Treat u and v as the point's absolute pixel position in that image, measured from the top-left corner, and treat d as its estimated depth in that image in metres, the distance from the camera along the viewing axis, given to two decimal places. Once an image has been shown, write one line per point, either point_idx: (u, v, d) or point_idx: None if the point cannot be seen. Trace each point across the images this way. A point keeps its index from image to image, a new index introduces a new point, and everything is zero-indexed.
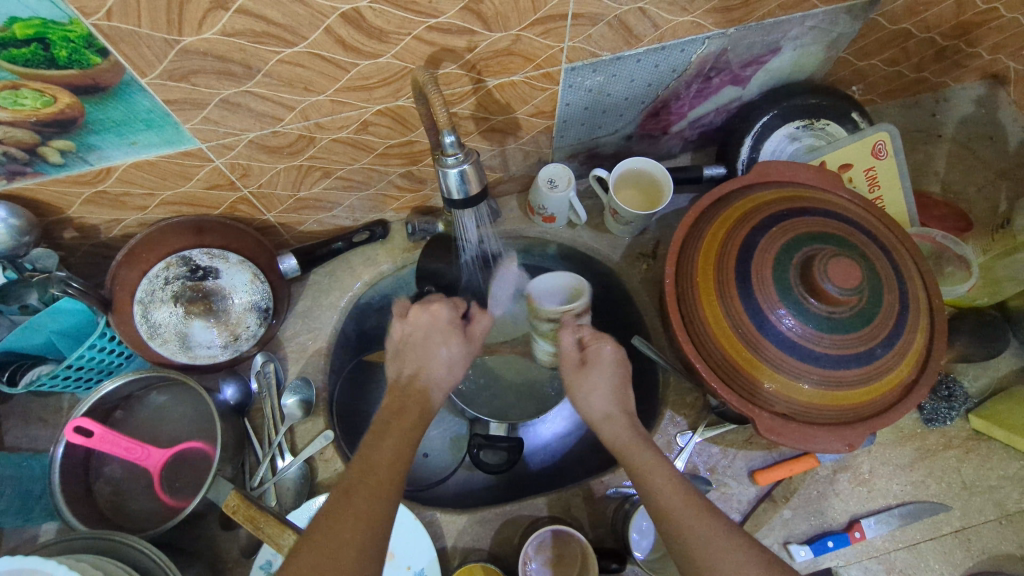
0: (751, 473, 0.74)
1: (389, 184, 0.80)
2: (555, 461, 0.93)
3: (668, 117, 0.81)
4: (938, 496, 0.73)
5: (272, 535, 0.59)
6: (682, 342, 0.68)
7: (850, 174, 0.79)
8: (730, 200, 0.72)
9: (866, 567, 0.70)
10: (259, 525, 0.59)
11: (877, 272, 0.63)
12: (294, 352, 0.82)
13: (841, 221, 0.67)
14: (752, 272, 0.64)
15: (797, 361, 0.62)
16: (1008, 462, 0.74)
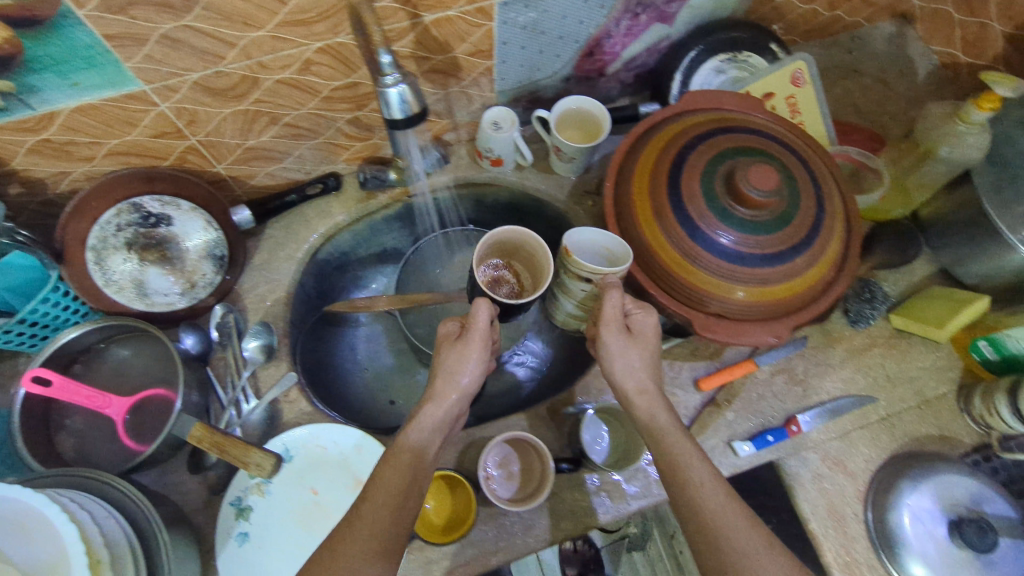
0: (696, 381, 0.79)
1: (337, 132, 0.82)
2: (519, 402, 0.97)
3: (603, 57, 0.86)
4: (865, 389, 0.79)
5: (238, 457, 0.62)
6: (622, 257, 0.72)
7: (774, 103, 0.85)
8: (662, 126, 0.76)
9: (804, 457, 0.76)
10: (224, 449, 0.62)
11: (795, 179, 0.68)
12: (253, 302, 0.84)
13: (762, 137, 0.72)
14: (683, 186, 0.69)
15: (726, 264, 0.67)
16: (925, 354, 0.81)
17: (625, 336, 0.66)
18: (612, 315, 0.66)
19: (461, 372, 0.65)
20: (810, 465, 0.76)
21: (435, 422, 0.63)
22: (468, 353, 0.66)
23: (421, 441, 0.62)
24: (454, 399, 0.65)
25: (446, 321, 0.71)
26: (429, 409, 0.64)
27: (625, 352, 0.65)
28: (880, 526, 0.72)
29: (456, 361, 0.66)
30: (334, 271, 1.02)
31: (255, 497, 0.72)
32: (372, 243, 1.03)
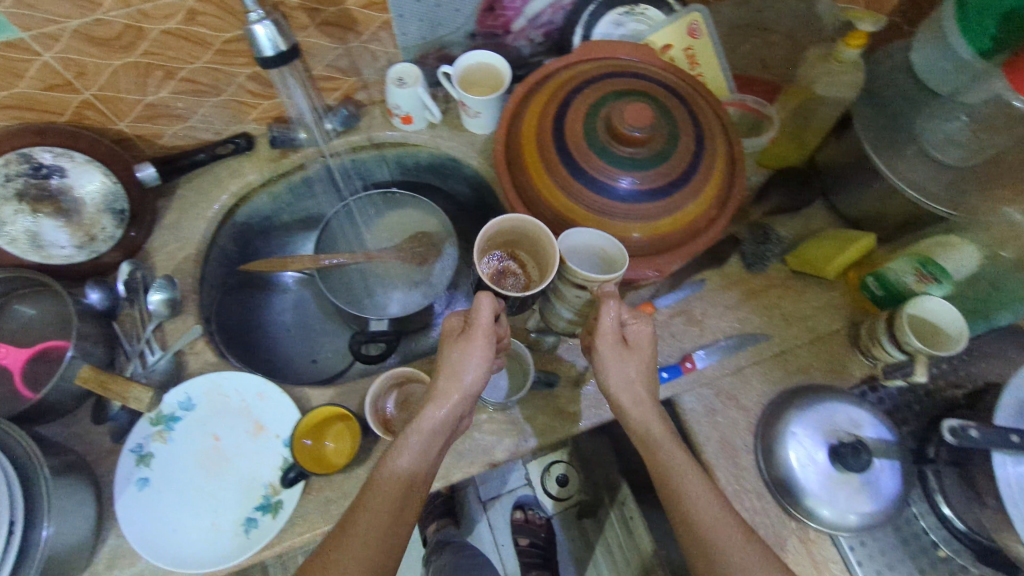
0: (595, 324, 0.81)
1: (240, 89, 0.83)
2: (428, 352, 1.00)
3: (504, 13, 0.87)
4: (760, 328, 0.82)
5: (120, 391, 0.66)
6: (511, 200, 0.75)
7: (672, 54, 0.87)
8: (556, 72, 0.78)
9: (699, 393, 0.79)
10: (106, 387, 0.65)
11: (674, 118, 0.70)
12: (163, 260, 0.85)
13: (647, 80, 0.74)
14: (566, 128, 0.71)
15: (604, 201, 0.69)
16: (820, 293, 0.84)
17: (621, 348, 0.66)
18: (609, 329, 0.65)
19: (463, 371, 0.62)
20: (703, 401, 0.78)
21: (435, 425, 0.61)
22: (471, 351, 0.63)
23: (414, 450, 0.61)
24: (456, 400, 0.62)
25: (451, 318, 0.67)
26: (422, 423, 0.61)
27: (621, 363, 0.66)
28: (767, 454, 0.74)
29: (459, 361, 0.63)
30: (257, 235, 1.03)
31: (157, 444, 0.74)
32: (296, 208, 1.05)
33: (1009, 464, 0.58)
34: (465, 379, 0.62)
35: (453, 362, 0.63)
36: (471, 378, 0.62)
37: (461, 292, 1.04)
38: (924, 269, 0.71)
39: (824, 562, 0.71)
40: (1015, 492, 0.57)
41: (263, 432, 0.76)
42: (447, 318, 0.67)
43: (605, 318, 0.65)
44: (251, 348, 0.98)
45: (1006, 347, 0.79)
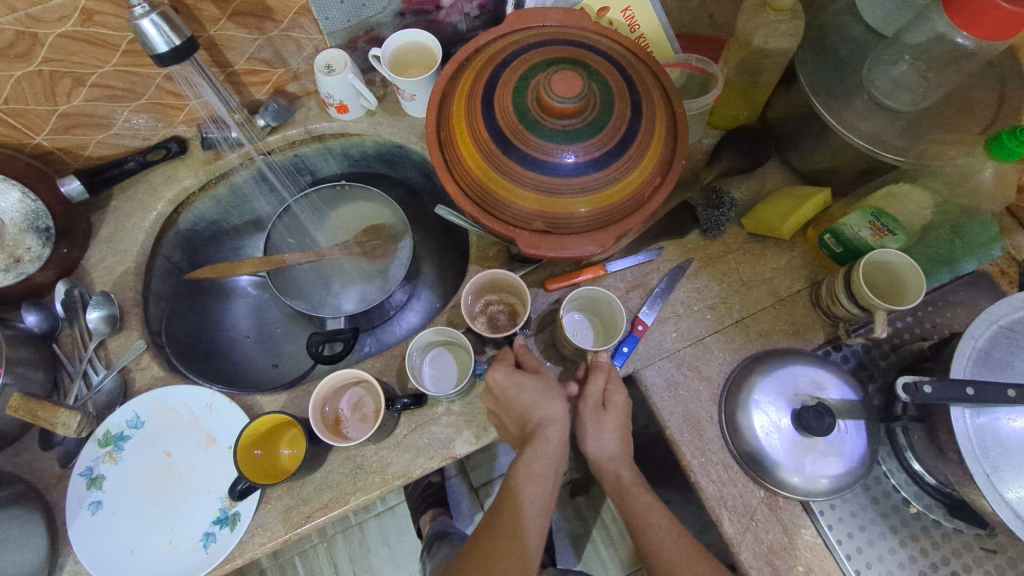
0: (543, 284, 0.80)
1: (159, 90, 0.79)
2: (388, 345, 0.96)
3: None
4: (719, 295, 0.80)
5: (48, 417, 0.66)
6: (447, 185, 0.71)
7: (610, 17, 0.84)
8: (484, 47, 0.74)
9: (660, 367, 0.77)
10: (37, 414, 0.65)
11: (608, 84, 0.67)
12: (101, 276, 0.82)
13: (578, 46, 0.70)
14: (496, 103, 0.67)
15: (542, 177, 0.66)
16: (780, 254, 0.81)
17: (599, 412, 0.69)
18: (592, 394, 0.68)
19: (540, 407, 0.67)
20: (664, 374, 0.76)
21: (541, 447, 0.67)
22: (547, 381, 0.68)
23: (536, 478, 0.66)
24: (554, 432, 0.67)
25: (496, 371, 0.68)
26: (533, 457, 0.66)
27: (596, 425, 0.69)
28: (730, 423, 0.71)
29: (542, 393, 0.67)
30: (206, 242, 1.00)
31: (106, 465, 0.72)
32: (245, 210, 1.01)
33: (968, 416, 0.56)
34: (555, 413, 0.68)
35: (542, 391, 0.68)
36: (558, 410, 0.68)
37: (424, 282, 1.01)
38: (877, 220, 0.69)
39: (794, 529, 0.68)
40: (975, 441, 0.55)
41: (215, 444, 0.74)
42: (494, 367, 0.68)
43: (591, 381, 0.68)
44: (208, 356, 0.95)
45: (976, 294, 0.76)
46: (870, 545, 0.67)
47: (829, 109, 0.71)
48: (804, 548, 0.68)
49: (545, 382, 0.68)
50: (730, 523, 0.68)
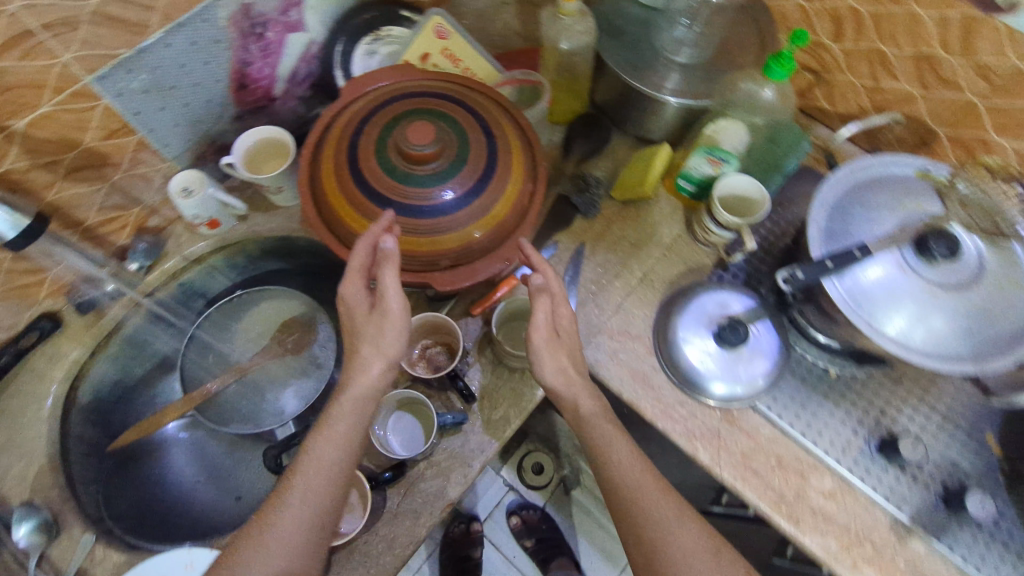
0: (467, 310, 0.84)
1: (11, 273, 0.76)
2: None
3: (258, 84, 0.85)
4: (619, 263, 0.88)
5: None
6: (348, 259, 0.73)
7: (433, 61, 0.92)
8: (332, 124, 0.77)
9: (598, 343, 0.83)
10: None
11: (456, 121, 0.73)
12: (13, 486, 0.75)
13: (418, 97, 0.76)
14: (364, 171, 0.71)
15: (431, 221, 0.70)
16: (652, 210, 0.91)
17: (552, 339, 0.70)
18: (542, 321, 0.69)
19: (365, 348, 0.67)
20: (602, 348, 0.82)
21: (359, 393, 0.66)
22: (385, 326, 0.66)
23: (329, 435, 0.64)
24: (360, 387, 0.66)
25: (349, 283, 0.68)
26: (319, 437, 0.64)
27: (553, 355, 0.69)
28: (670, 364, 0.79)
29: (376, 337, 0.66)
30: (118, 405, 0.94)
31: None
32: (145, 357, 0.96)
33: (835, 283, 0.66)
34: (371, 370, 0.66)
35: (373, 336, 0.66)
36: (380, 366, 0.67)
37: None
38: (711, 155, 0.81)
39: (755, 430, 0.76)
40: (850, 302, 0.65)
41: None
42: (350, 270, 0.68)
43: (539, 312, 0.69)
44: (164, 521, 0.88)
45: (808, 184, 0.91)
46: (815, 418, 0.76)
47: (639, 80, 0.83)
48: (771, 442, 0.76)
49: (383, 319, 0.67)
50: (705, 445, 0.76)
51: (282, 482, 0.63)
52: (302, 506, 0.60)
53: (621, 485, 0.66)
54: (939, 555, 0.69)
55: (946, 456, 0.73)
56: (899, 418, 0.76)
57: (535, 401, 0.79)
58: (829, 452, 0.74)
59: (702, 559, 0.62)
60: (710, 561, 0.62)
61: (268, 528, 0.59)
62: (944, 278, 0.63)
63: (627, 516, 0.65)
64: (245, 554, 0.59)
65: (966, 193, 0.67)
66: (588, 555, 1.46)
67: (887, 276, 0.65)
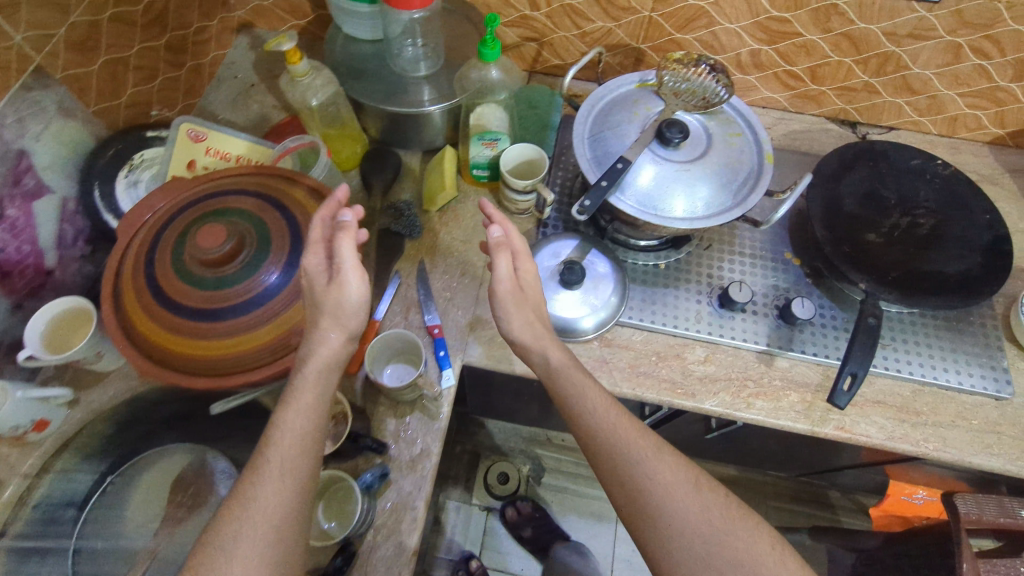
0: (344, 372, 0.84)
1: None
2: None
3: (21, 265, 0.79)
4: (460, 263, 0.94)
5: None
6: (200, 386, 0.69)
7: (202, 164, 0.91)
8: (120, 268, 0.73)
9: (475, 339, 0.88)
10: None
11: (244, 209, 0.75)
12: None
13: (196, 204, 0.76)
14: (171, 293, 0.69)
15: (264, 307, 0.70)
16: (465, 206, 0.99)
17: (516, 293, 0.75)
18: (504, 277, 0.74)
19: (324, 320, 0.67)
20: (481, 342, 0.87)
21: (322, 362, 0.66)
22: (345, 295, 0.67)
23: (295, 404, 0.64)
24: (321, 357, 0.67)
25: (310, 254, 0.69)
26: (288, 410, 0.64)
27: (520, 310, 0.74)
28: None
29: (337, 308, 0.66)
30: None
31: None
32: None
33: (619, 195, 0.77)
34: (330, 340, 0.67)
35: (332, 307, 0.66)
36: (338, 336, 0.67)
37: None
38: (484, 139, 0.89)
39: (629, 341, 0.86)
40: (636, 206, 0.76)
41: None
42: (309, 243, 0.69)
43: (502, 265, 0.73)
44: None
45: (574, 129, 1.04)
46: (665, 306, 0.87)
47: (396, 105, 0.90)
48: (646, 344, 0.85)
49: (343, 284, 0.67)
50: (602, 374, 0.83)
51: (256, 454, 0.62)
52: (285, 473, 0.60)
53: (602, 437, 0.68)
54: (800, 361, 0.83)
55: (767, 283, 0.88)
56: (724, 272, 0.89)
57: (445, 416, 0.82)
58: (687, 326, 0.85)
59: (684, 496, 0.64)
60: (689, 494, 0.64)
61: (250, 497, 0.58)
62: (687, 155, 0.78)
63: (615, 468, 0.67)
64: (230, 525, 0.57)
65: (671, 83, 0.83)
66: (580, 526, 1.56)
67: (650, 173, 0.77)
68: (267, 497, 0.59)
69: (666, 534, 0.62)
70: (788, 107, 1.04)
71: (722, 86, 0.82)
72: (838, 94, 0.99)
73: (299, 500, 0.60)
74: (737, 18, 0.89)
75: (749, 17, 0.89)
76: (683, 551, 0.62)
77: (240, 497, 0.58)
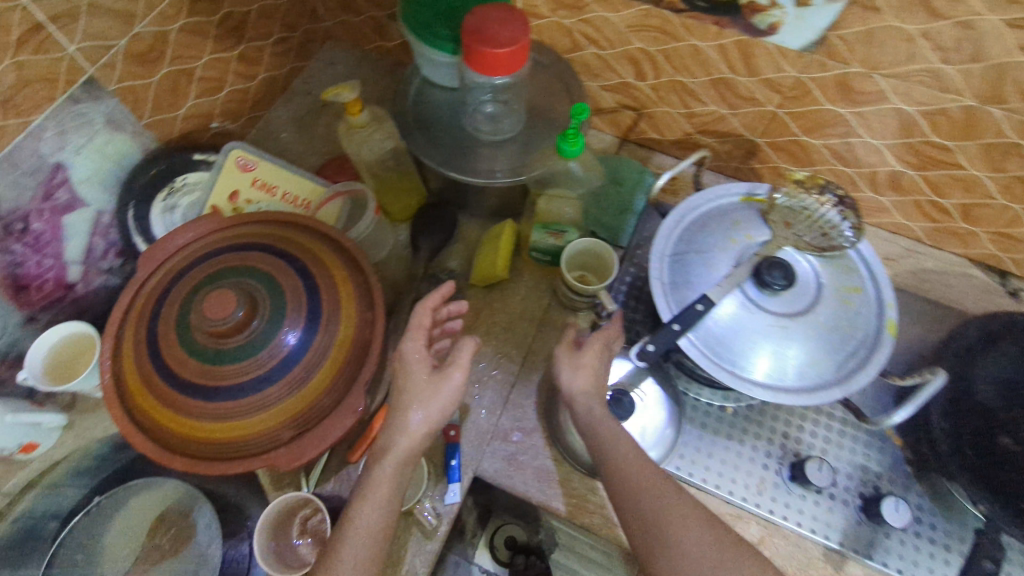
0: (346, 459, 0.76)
1: None
2: None
3: (42, 281, 0.75)
4: (497, 353, 0.83)
5: None
6: (177, 464, 0.63)
7: (245, 197, 0.84)
8: (126, 308, 0.67)
9: (495, 450, 0.77)
10: None
11: (264, 271, 0.67)
12: None
13: (217, 254, 0.68)
14: (167, 356, 0.63)
15: (259, 394, 0.63)
16: (516, 286, 0.88)
17: (573, 354, 0.66)
18: (564, 339, 0.68)
19: (416, 406, 0.62)
20: (500, 455, 0.76)
21: (405, 454, 0.61)
22: (440, 389, 0.63)
23: (368, 500, 0.59)
24: (399, 449, 0.61)
25: (411, 340, 0.66)
26: (362, 502, 0.59)
27: (576, 369, 0.65)
28: (569, 453, 0.75)
29: (433, 398, 0.62)
30: None
31: None
32: None
33: (693, 338, 0.63)
34: (413, 429, 0.61)
35: (428, 397, 0.62)
36: (424, 427, 0.62)
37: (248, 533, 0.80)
38: (548, 229, 0.80)
39: None
40: (710, 355, 0.63)
41: None
42: (412, 328, 0.67)
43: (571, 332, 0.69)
44: None
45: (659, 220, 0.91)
46: (725, 464, 0.73)
47: (459, 171, 0.79)
48: None
49: (439, 381, 0.63)
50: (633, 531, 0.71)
51: (326, 553, 0.58)
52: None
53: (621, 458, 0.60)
54: (875, 573, 0.68)
55: (853, 463, 0.73)
56: (802, 436, 0.74)
57: (443, 537, 0.72)
58: (745, 496, 0.71)
59: (695, 528, 0.56)
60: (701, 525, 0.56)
61: None
62: (788, 305, 0.63)
63: (631, 496, 0.58)
64: None
65: (786, 206, 0.66)
66: None
67: (736, 314, 0.63)
68: None
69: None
70: (923, 239, 0.86)
71: (849, 224, 0.66)
72: (992, 240, 0.80)
73: None
74: (884, 134, 0.73)
75: (899, 137, 0.72)
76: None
77: None
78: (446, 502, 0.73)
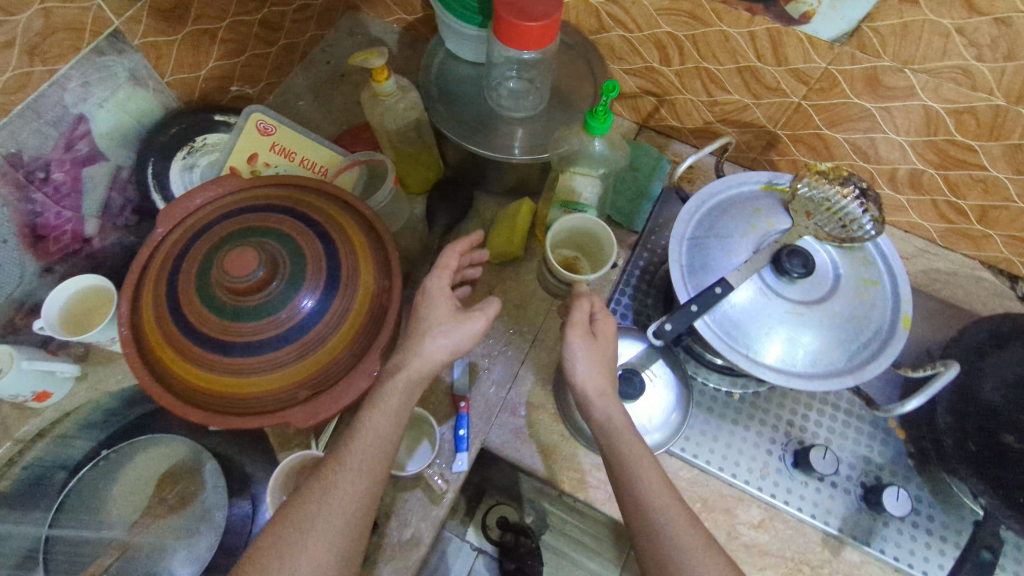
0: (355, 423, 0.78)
1: None
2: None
3: (59, 232, 0.75)
4: (508, 329, 0.84)
5: None
6: (190, 416, 0.63)
7: (263, 160, 0.84)
8: (147, 260, 0.67)
9: (503, 423, 0.78)
10: None
11: (285, 233, 0.67)
12: None
13: (238, 214, 0.68)
14: (186, 309, 0.63)
15: (275, 352, 0.63)
16: (530, 264, 0.88)
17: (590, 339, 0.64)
18: (580, 318, 0.64)
19: (432, 334, 0.63)
20: (508, 428, 0.77)
21: (417, 377, 0.62)
22: (459, 322, 0.64)
23: (374, 415, 0.60)
24: (407, 376, 0.62)
25: (435, 277, 0.68)
26: (362, 423, 0.60)
27: (587, 355, 0.63)
28: (576, 429, 0.75)
29: (444, 329, 0.63)
30: None
31: None
32: None
33: (708, 320, 0.64)
34: (429, 354, 0.62)
35: (442, 325, 0.64)
36: (439, 356, 0.63)
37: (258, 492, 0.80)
38: (569, 208, 0.78)
39: (675, 478, 0.73)
40: (723, 337, 0.63)
41: None
42: (438, 267, 0.69)
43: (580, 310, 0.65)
44: None
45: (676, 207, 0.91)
46: (732, 448, 0.74)
47: (479, 146, 0.79)
48: (693, 486, 0.73)
49: (456, 316, 0.65)
50: None
51: (325, 465, 0.59)
52: (348, 496, 0.57)
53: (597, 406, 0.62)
54: (874, 560, 0.69)
55: (856, 453, 0.74)
56: (807, 425, 0.75)
57: (448, 506, 0.73)
58: (747, 479, 0.72)
59: (647, 468, 0.59)
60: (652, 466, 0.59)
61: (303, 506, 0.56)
62: (803, 293, 0.64)
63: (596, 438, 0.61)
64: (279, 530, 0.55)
65: (807, 196, 0.68)
66: None
67: (749, 298, 0.64)
68: (320, 513, 0.55)
69: (633, 516, 0.57)
70: (937, 240, 0.87)
71: (871, 217, 0.67)
72: (1005, 243, 0.81)
73: (353, 530, 0.56)
74: (907, 130, 0.73)
75: (922, 133, 0.72)
76: (659, 521, 0.56)
77: (303, 503, 0.56)
78: (453, 471, 0.73)
